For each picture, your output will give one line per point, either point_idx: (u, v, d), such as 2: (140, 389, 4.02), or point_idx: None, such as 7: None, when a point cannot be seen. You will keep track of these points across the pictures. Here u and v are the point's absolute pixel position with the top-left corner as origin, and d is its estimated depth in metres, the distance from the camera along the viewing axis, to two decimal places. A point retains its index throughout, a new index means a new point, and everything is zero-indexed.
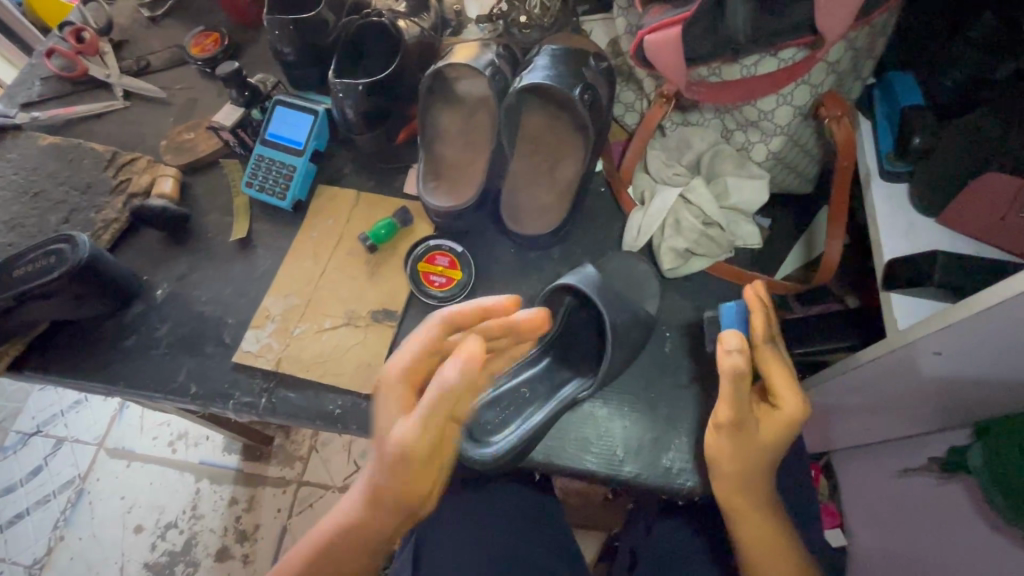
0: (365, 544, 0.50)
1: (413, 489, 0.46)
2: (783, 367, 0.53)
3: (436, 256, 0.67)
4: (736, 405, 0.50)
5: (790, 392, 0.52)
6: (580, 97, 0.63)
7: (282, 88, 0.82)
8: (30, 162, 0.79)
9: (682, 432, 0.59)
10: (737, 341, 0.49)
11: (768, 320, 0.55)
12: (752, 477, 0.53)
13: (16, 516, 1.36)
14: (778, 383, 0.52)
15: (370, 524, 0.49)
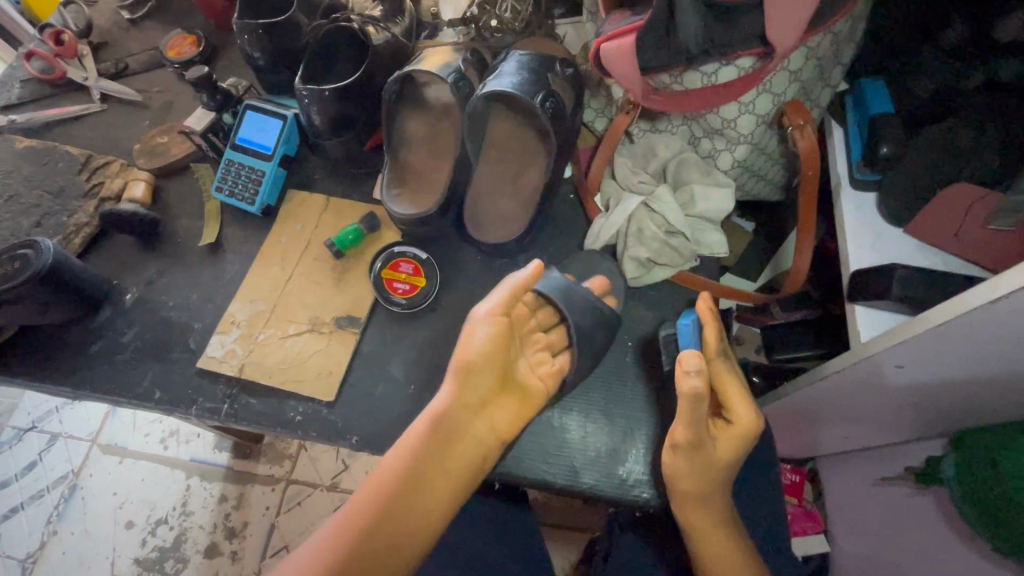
0: (437, 472, 0.48)
1: (485, 368, 0.50)
2: (735, 380, 0.54)
3: (401, 264, 0.66)
4: (693, 425, 0.50)
5: (743, 405, 0.53)
6: (542, 104, 0.62)
7: (254, 92, 0.81)
8: (7, 166, 0.80)
9: (640, 442, 0.59)
10: (696, 362, 0.48)
11: (720, 332, 0.55)
12: (708, 490, 0.53)
13: (11, 510, 1.38)
14: (732, 398, 0.53)
15: (438, 440, 0.48)
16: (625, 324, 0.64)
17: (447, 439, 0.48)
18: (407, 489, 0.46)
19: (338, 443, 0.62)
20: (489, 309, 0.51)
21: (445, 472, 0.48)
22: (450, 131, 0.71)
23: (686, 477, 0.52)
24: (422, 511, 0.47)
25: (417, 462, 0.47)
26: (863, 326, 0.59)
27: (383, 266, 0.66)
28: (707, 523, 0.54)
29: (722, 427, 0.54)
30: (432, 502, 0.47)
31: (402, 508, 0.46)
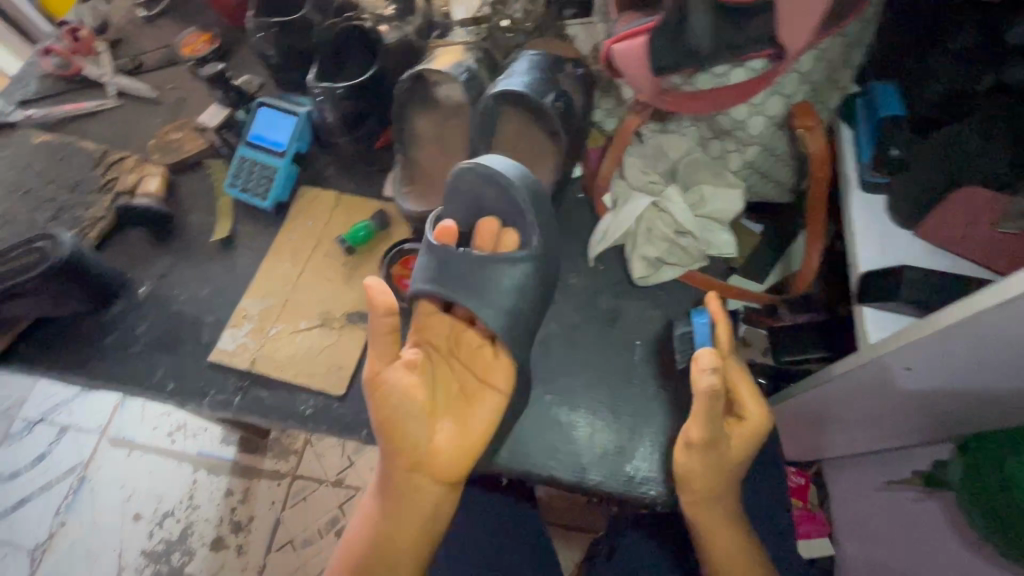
0: (390, 526, 0.50)
1: (395, 418, 0.49)
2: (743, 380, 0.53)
3: (411, 260, 0.67)
4: (708, 424, 0.49)
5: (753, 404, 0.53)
6: (553, 103, 0.64)
7: (267, 90, 0.82)
8: (24, 160, 0.81)
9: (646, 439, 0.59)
10: (711, 359, 0.47)
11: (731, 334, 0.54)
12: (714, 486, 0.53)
13: (21, 501, 1.40)
14: (744, 397, 0.53)
15: (391, 489, 0.50)
16: (632, 322, 0.64)
17: (391, 495, 0.50)
18: (373, 544, 0.50)
19: (348, 437, 0.63)
20: (373, 372, 0.49)
21: (400, 521, 0.50)
22: (460, 130, 0.71)
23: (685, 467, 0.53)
24: (393, 557, 0.50)
25: (377, 520, 0.50)
26: (872, 327, 0.59)
27: (394, 263, 0.67)
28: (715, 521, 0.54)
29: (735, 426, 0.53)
30: (408, 544, 0.50)
31: (382, 551, 0.50)
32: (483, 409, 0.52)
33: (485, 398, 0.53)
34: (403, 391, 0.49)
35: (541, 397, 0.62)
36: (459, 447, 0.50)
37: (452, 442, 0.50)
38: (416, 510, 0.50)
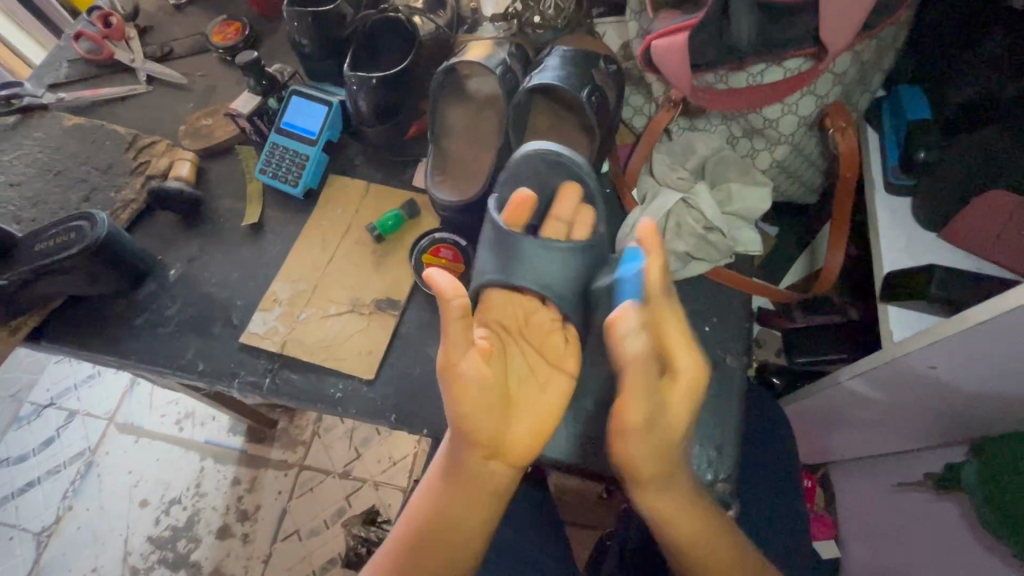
0: (456, 508, 0.49)
1: (473, 411, 0.46)
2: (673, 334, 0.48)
3: (441, 249, 0.68)
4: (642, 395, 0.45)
5: (687, 362, 0.48)
6: (588, 97, 0.65)
7: (298, 79, 0.83)
8: (56, 142, 0.82)
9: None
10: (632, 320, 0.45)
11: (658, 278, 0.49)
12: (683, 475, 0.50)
13: (28, 484, 1.40)
14: (676, 360, 0.48)
15: (455, 477, 0.49)
16: None
17: (457, 477, 0.49)
18: (436, 527, 0.49)
19: (376, 421, 0.64)
20: (449, 360, 0.46)
21: (465, 504, 0.49)
22: (492, 123, 0.72)
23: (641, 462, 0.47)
24: (456, 541, 0.49)
25: (437, 504, 0.49)
26: (895, 325, 0.60)
27: (424, 252, 0.68)
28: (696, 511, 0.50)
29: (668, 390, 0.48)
30: (470, 532, 0.49)
31: (442, 540, 0.49)
32: (556, 393, 0.51)
33: (554, 380, 0.52)
34: (480, 380, 0.46)
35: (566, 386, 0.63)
36: (531, 432, 0.49)
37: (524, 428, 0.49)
38: (484, 496, 0.49)
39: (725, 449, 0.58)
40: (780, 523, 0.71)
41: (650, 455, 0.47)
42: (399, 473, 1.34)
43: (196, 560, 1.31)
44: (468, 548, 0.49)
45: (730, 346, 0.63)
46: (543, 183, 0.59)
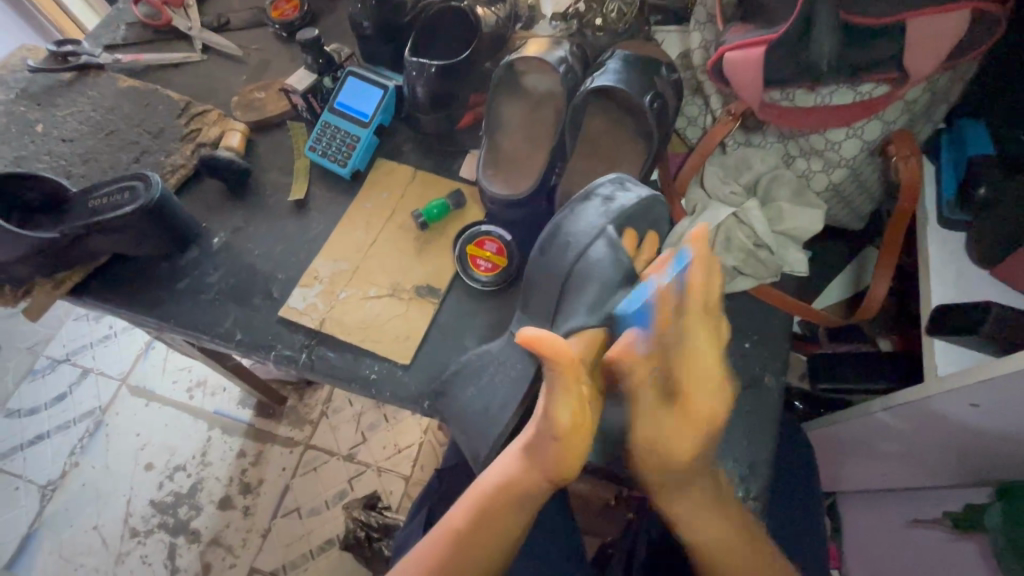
0: (504, 530, 0.51)
1: (563, 453, 0.48)
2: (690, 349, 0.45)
3: (486, 242, 0.68)
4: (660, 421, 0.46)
5: (706, 390, 0.45)
6: (650, 104, 0.66)
7: (354, 60, 0.84)
8: (109, 102, 0.83)
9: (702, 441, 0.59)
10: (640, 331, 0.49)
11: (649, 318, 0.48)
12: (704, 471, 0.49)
13: (38, 437, 1.41)
14: (686, 387, 0.45)
15: (504, 493, 0.51)
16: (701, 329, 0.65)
17: (516, 503, 0.51)
18: (480, 542, 0.51)
19: (408, 407, 0.64)
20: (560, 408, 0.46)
21: (511, 527, 0.51)
22: (547, 121, 0.72)
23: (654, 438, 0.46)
24: (492, 559, 0.51)
25: (477, 510, 0.51)
26: (939, 359, 0.60)
27: (469, 243, 0.68)
28: (695, 504, 0.49)
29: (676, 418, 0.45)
30: (505, 541, 0.51)
31: (478, 543, 0.51)
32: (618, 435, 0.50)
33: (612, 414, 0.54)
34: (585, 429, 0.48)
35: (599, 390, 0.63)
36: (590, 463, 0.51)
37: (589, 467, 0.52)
38: (528, 511, 0.51)
39: (759, 467, 0.58)
40: (801, 549, 0.70)
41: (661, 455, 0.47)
42: (404, 461, 1.34)
43: (195, 528, 1.31)
44: (502, 551, 0.51)
45: (770, 366, 0.62)
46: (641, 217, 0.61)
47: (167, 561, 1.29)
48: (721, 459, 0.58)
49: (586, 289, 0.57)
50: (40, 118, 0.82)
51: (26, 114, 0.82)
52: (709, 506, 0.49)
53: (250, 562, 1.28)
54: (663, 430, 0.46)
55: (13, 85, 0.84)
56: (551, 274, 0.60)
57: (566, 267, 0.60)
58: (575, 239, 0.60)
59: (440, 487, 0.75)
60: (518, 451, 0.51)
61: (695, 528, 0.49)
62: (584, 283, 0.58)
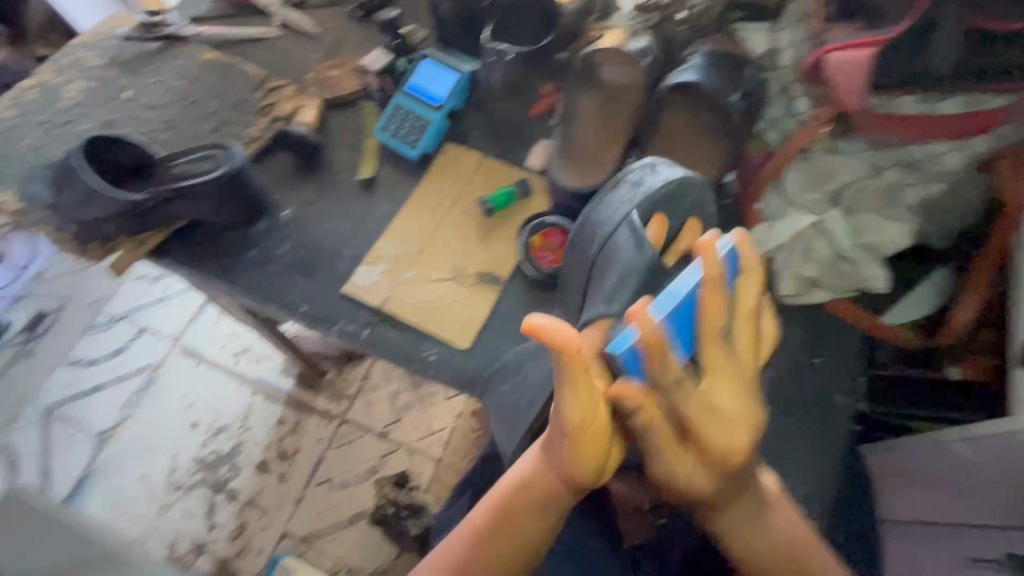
0: (522, 536, 0.50)
1: (585, 450, 0.47)
2: (699, 402, 0.44)
3: (551, 234, 0.67)
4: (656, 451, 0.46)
5: (723, 428, 0.45)
6: (737, 103, 0.64)
7: (428, 43, 0.84)
8: (193, 73, 0.86)
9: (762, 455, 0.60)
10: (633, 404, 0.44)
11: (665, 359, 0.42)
12: (748, 484, 0.48)
13: (95, 387, 1.48)
14: (701, 432, 0.45)
15: (524, 494, 0.50)
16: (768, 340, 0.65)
17: (534, 507, 0.50)
18: (497, 546, 0.50)
19: (463, 391, 0.65)
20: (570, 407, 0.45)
21: (530, 529, 0.50)
22: (621, 113, 0.69)
23: (663, 478, 0.48)
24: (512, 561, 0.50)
25: (498, 507, 0.51)
26: None
27: (534, 235, 0.67)
28: (739, 516, 0.48)
29: (691, 458, 0.46)
30: (523, 541, 0.50)
31: (497, 542, 0.50)
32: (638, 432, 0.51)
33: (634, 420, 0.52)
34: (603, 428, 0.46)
35: None
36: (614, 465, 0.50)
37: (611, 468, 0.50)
38: (548, 518, 0.50)
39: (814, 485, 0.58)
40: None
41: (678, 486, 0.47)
42: (434, 444, 1.35)
43: (234, 488, 1.37)
44: (515, 555, 0.50)
45: (839, 385, 0.62)
46: (671, 207, 0.58)
47: (206, 516, 1.35)
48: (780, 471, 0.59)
49: (606, 277, 0.56)
50: (128, 85, 0.85)
51: (115, 80, 0.85)
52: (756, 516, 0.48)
53: (282, 525, 1.33)
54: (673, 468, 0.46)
55: (105, 51, 0.88)
56: (579, 262, 0.59)
57: (590, 260, 0.58)
58: (600, 226, 0.58)
59: (484, 474, 0.76)
60: (537, 450, 0.51)
61: (740, 548, 0.49)
62: (606, 273, 0.56)
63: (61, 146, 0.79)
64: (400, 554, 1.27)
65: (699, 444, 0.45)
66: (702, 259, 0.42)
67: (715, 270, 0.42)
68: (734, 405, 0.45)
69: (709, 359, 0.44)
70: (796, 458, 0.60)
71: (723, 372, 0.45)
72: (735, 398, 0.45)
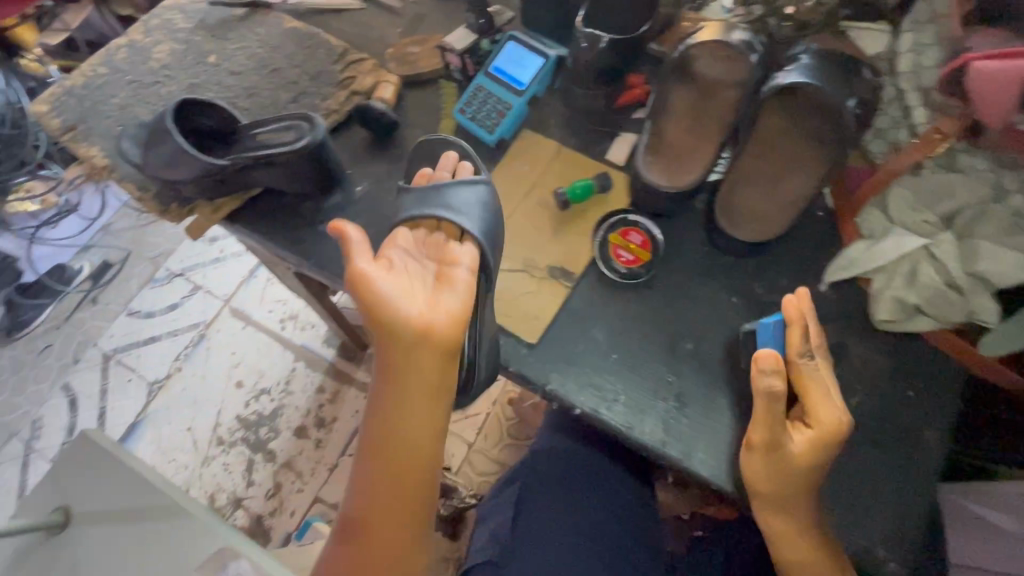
0: (402, 463, 0.57)
1: (372, 312, 0.54)
2: (826, 379, 0.56)
3: (631, 232, 0.66)
4: (768, 423, 0.53)
5: (826, 403, 0.54)
6: (852, 109, 0.59)
7: (512, 24, 0.81)
8: (275, 41, 0.85)
9: (846, 488, 0.58)
10: (770, 364, 0.52)
11: (805, 334, 0.56)
12: (803, 499, 0.55)
13: (150, 338, 1.53)
14: (814, 401, 0.54)
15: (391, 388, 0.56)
16: (852, 365, 0.62)
17: (399, 432, 0.56)
18: (389, 485, 0.57)
19: (527, 386, 0.63)
20: (366, 307, 0.55)
21: (406, 410, 0.56)
22: (717, 111, 0.67)
23: (767, 436, 0.54)
24: (406, 439, 0.56)
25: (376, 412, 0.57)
26: None
27: (613, 231, 0.66)
28: (791, 520, 0.55)
29: (800, 432, 0.54)
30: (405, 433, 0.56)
31: (384, 441, 0.56)
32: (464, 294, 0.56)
33: (452, 294, 0.56)
34: (377, 312, 0.54)
35: (727, 406, 0.60)
36: (445, 321, 0.54)
37: (445, 348, 0.55)
38: (417, 397, 0.56)
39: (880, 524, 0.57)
40: None
41: (776, 465, 0.54)
42: (468, 428, 1.30)
43: (272, 449, 1.41)
44: (405, 440, 0.56)
45: (921, 423, 0.60)
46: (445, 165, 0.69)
47: (245, 473, 1.39)
48: (833, 511, 0.58)
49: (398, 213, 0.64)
50: (213, 49, 0.85)
51: (201, 44, 0.86)
52: (806, 518, 0.55)
53: (316, 490, 1.36)
54: (780, 440, 0.53)
55: (192, 14, 0.88)
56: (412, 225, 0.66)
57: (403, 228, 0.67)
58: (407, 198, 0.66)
59: (534, 467, 0.80)
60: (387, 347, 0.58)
61: (781, 545, 0.56)
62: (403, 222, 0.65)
63: (149, 107, 0.81)
64: None
65: (807, 417, 0.55)
66: (788, 304, 0.56)
67: (795, 311, 0.56)
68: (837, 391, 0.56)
69: (808, 371, 0.56)
70: (864, 510, 0.58)
71: (823, 379, 0.56)
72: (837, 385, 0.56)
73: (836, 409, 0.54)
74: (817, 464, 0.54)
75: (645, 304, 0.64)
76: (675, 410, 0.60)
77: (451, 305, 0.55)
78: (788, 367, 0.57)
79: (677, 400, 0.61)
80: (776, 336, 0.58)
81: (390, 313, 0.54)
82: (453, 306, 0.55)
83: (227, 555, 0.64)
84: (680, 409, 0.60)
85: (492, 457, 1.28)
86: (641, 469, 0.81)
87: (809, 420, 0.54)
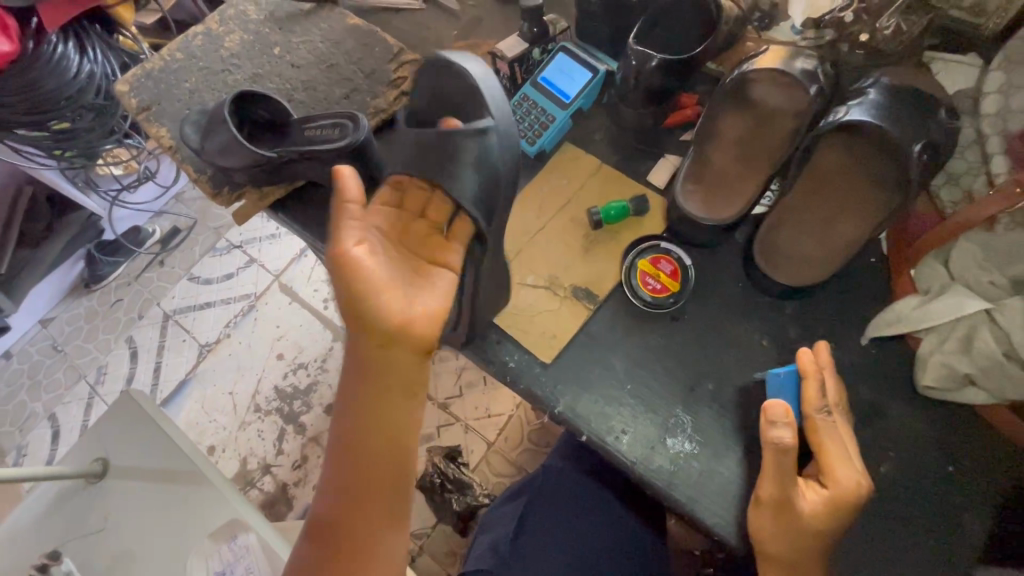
0: (371, 476, 0.55)
1: (361, 302, 0.54)
2: (843, 435, 0.53)
3: (661, 261, 0.64)
4: (778, 476, 0.51)
5: (841, 461, 0.51)
6: (918, 155, 0.53)
7: (568, 34, 0.79)
8: (335, 36, 0.87)
9: (866, 562, 0.54)
10: (779, 413, 0.52)
11: (822, 390, 0.55)
12: (812, 566, 0.51)
13: (206, 304, 1.63)
14: (831, 458, 0.52)
15: (375, 378, 0.54)
16: (888, 428, 0.57)
17: (380, 424, 0.54)
18: (361, 491, 0.55)
19: (537, 404, 0.63)
20: (347, 298, 0.54)
21: (388, 399, 0.54)
22: (768, 143, 0.64)
23: (776, 491, 0.51)
24: (386, 429, 0.54)
25: (356, 403, 0.54)
26: None
27: (643, 258, 0.65)
28: None
29: (815, 490, 0.51)
30: (388, 424, 0.54)
31: (365, 432, 0.54)
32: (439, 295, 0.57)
33: (433, 288, 0.57)
34: (357, 306, 0.54)
35: (741, 454, 0.57)
36: (428, 318, 0.55)
37: (423, 343, 0.55)
38: (399, 391, 0.54)
39: None
40: None
41: (787, 524, 0.51)
42: (489, 427, 1.30)
43: (303, 422, 1.47)
44: (387, 431, 0.54)
45: (957, 504, 0.54)
46: None
47: (276, 442, 1.46)
48: None
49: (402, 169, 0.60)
50: (278, 41, 0.88)
51: (268, 35, 0.88)
52: None
53: None
54: (791, 497, 0.51)
55: (263, 5, 0.90)
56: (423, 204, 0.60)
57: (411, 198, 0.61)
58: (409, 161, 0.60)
59: (540, 483, 0.79)
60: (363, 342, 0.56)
61: None
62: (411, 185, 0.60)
63: (215, 94, 0.85)
64: (436, 523, 1.25)
65: (823, 473, 0.52)
66: (801, 357, 0.56)
67: (809, 362, 0.55)
68: (856, 452, 0.53)
69: (822, 427, 0.53)
70: None
71: (841, 438, 0.53)
72: (856, 444, 0.54)
73: (854, 469, 0.51)
74: (830, 528, 0.50)
75: (667, 337, 0.62)
76: (686, 450, 0.58)
77: (429, 298, 0.56)
78: (803, 421, 0.54)
79: (691, 440, 0.58)
80: (790, 391, 0.56)
81: (369, 308, 0.54)
82: (431, 300, 0.56)
83: (236, 525, 0.69)
84: (691, 452, 0.58)
85: (510, 460, 1.28)
86: (651, 497, 0.79)
87: (824, 478, 0.51)
